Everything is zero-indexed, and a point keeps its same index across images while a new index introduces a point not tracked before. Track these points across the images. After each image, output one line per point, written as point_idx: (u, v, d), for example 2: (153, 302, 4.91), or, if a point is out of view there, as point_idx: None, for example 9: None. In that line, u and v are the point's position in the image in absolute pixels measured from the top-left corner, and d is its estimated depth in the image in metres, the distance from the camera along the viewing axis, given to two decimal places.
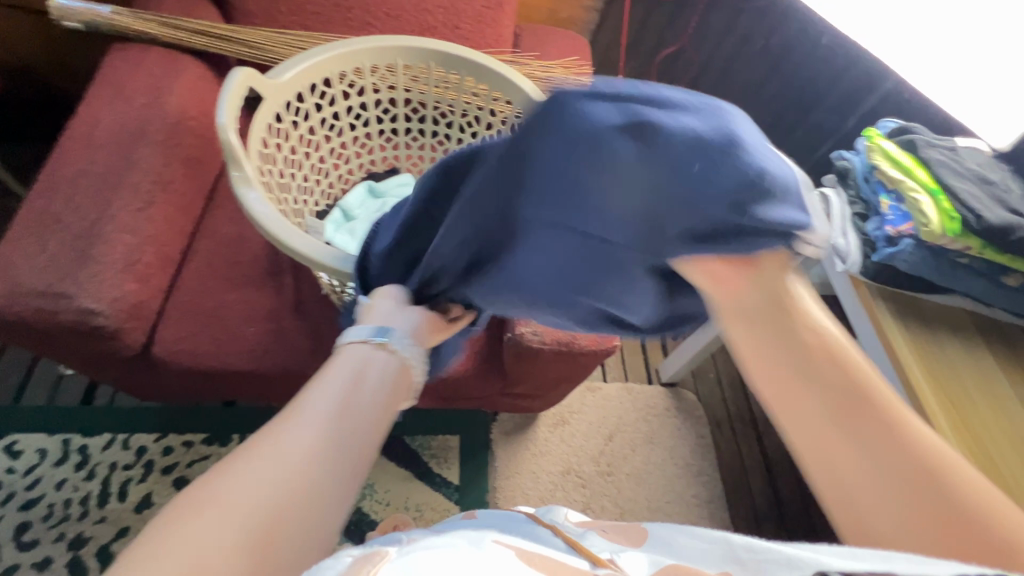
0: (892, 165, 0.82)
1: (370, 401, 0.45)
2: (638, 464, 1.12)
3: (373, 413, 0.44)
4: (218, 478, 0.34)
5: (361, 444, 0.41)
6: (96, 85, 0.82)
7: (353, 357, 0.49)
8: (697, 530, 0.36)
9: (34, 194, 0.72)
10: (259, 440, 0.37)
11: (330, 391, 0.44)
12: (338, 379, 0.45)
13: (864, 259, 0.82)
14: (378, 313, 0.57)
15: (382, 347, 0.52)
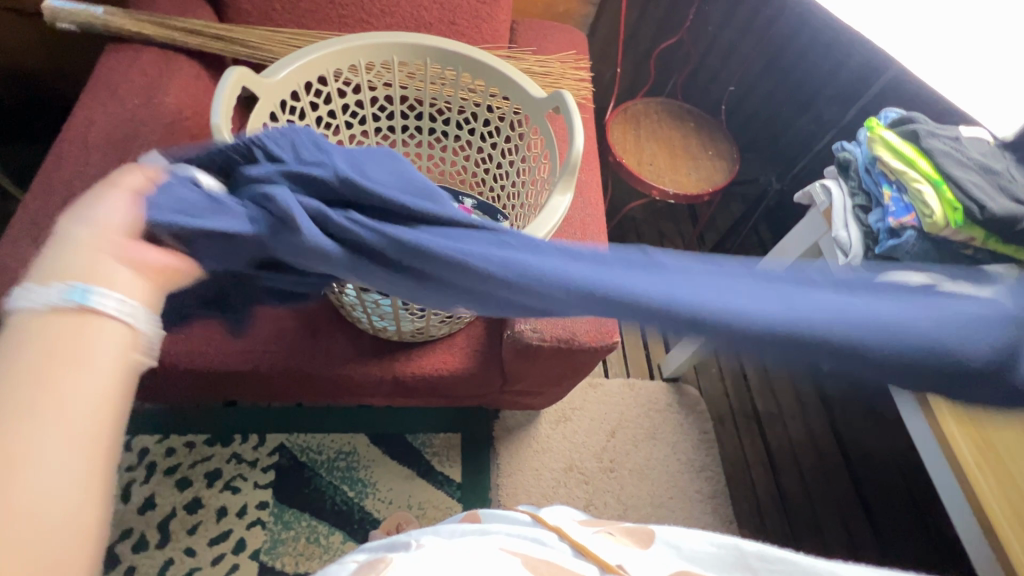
0: (894, 156, 0.81)
1: (87, 386, 0.33)
2: (641, 460, 1.12)
3: (92, 392, 0.33)
4: None
5: (93, 436, 0.32)
6: (90, 86, 0.81)
7: (33, 336, 0.34)
8: (710, 537, 0.44)
9: (30, 197, 0.72)
10: None
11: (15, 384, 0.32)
12: (26, 352, 0.33)
13: (866, 251, 0.81)
14: (67, 253, 0.37)
15: (79, 314, 0.35)
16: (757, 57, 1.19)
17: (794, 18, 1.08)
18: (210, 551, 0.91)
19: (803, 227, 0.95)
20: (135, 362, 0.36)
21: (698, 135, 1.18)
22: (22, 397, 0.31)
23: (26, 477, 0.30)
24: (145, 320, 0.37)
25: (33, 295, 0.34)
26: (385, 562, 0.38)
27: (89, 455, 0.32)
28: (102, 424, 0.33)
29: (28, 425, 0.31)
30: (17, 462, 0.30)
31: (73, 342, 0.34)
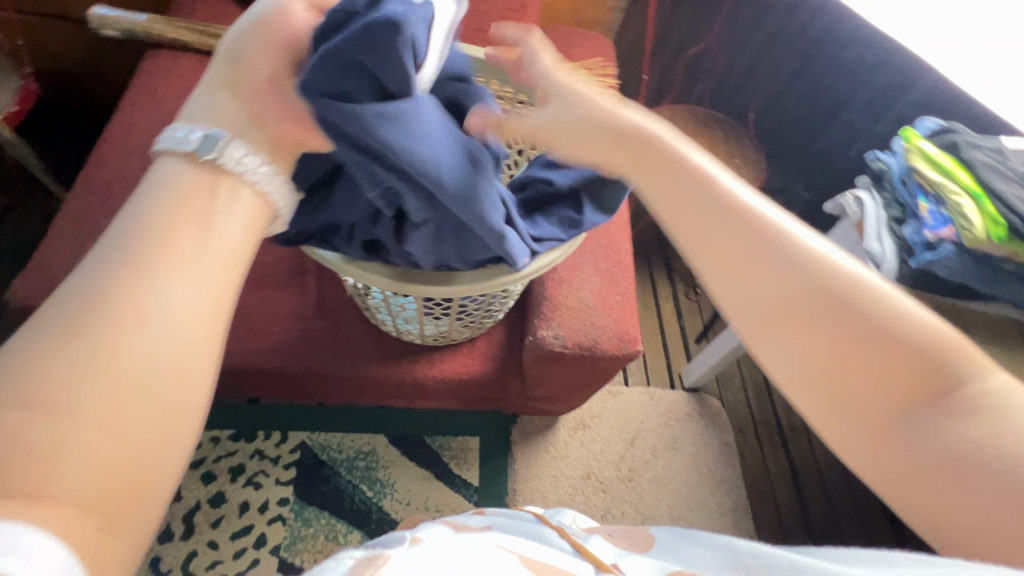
0: (932, 167, 0.79)
1: (204, 263, 0.33)
2: (661, 470, 1.10)
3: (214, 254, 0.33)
4: (80, 372, 0.28)
5: (218, 303, 0.33)
6: (131, 90, 0.84)
7: (168, 188, 0.34)
8: (709, 540, 0.40)
9: (73, 196, 0.75)
10: (105, 340, 0.29)
11: (147, 240, 0.32)
12: (157, 207, 0.33)
13: (900, 264, 0.78)
14: (213, 95, 0.39)
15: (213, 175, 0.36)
16: (787, 63, 1.17)
17: (827, 24, 1.06)
18: (232, 545, 0.93)
19: (832, 238, 0.92)
20: (257, 234, 0.38)
21: (726, 142, 1.17)
22: (157, 247, 0.32)
23: (162, 334, 0.30)
24: (264, 184, 0.38)
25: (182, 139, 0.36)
26: (385, 559, 0.36)
27: (213, 324, 0.33)
28: (220, 303, 0.34)
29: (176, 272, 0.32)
30: (146, 297, 0.30)
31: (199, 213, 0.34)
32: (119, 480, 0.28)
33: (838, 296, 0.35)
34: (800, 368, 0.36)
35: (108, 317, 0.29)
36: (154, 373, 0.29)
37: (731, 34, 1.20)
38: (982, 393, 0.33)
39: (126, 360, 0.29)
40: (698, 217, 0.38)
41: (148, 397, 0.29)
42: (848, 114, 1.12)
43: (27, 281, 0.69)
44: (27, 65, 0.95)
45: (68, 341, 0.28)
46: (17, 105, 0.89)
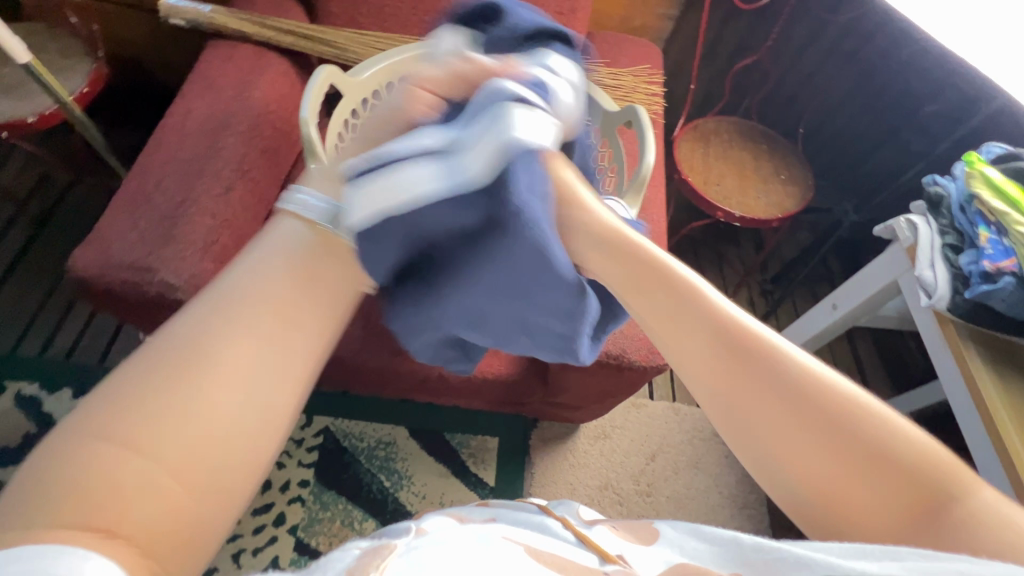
0: (997, 196, 0.74)
1: (277, 321, 0.34)
2: (680, 488, 1.07)
3: (273, 285, 0.35)
4: (155, 401, 0.29)
5: (290, 366, 0.34)
6: (192, 76, 0.88)
7: (282, 256, 0.37)
8: (703, 527, 0.38)
9: (132, 175, 0.79)
10: (186, 371, 0.30)
11: (244, 295, 0.34)
12: (261, 266, 0.37)
13: (953, 294, 0.74)
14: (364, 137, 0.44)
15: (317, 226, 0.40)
16: (843, 78, 1.13)
17: (888, 40, 1.02)
18: (253, 520, 0.95)
19: (880, 264, 0.88)
20: (284, 306, 0.35)
21: (772, 159, 1.13)
22: (253, 291, 0.35)
23: (242, 372, 0.32)
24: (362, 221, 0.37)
25: (310, 205, 0.41)
26: (393, 548, 0.34)
27: (296, 335, 0.35)
28: (287, 370, 0.34)
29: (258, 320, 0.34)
30: (239, 342, 0.32)
31: (318, 256, 0.39)
32: (190, 474, 0.29)
33: (838, 434, 0.32)
34: (777, 456, 0.34)
35: (190, 348, 0.31)
36: (223, 402, 0.30)
37: (786, 46, 1.16)
38: (996, 522, 0.29)
39: (213, 403, 0.30)
40: (678, 317, 0.38)
41: (241, 424, 0.31)
42: (907, 135, 1.07)
43: (85, 253, 0.73)
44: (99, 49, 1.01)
45: (160, 363, 0.30)
46: (89, 86, 0.95)
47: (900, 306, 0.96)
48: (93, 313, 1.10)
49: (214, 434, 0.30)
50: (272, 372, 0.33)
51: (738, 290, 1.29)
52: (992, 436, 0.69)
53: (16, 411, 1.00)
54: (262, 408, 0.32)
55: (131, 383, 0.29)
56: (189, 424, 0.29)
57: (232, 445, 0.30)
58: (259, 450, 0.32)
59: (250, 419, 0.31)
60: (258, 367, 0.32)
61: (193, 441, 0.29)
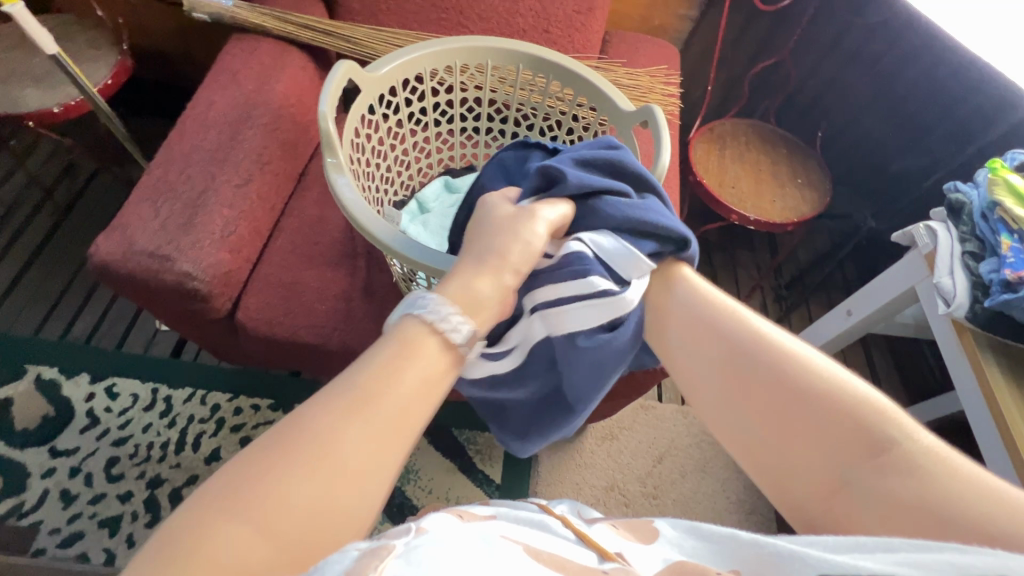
0: (1019, 203, 0.73)
1: (373, 424, 0.35)
2: (687, 491, 1.07)
3: (379, 407, 0.36)
4: (247, 494, 0.32)
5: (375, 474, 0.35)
6: (214, 69, 0.90)
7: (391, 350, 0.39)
8: (704, 526, 0.40)
9: (154, 164, 0.80)
10: (283, 474, 0.33)
11: (352, 396, 0.36)
12: (367, 368, 0.37)
13: (973, 302, 0.73)
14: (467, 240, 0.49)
15: (428, 330, 0.40)
16: (865, 82, 1.11)
17: (912, 44, 1.00)
18: None
19: (897, 270, 0.86)
20: (378, 420, 0.36)
21: (789, 163, 1.12)
22: (371, 399, 0.36)
23: (326, 479, 0.33)
24: (465, 336, 0.40)
25: (418, 306, 0.40)
26: (392, 550, 0.32)
27: (386, 469, 0.36)
28: (374, 478, 0.35)
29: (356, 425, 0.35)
30: (331, 447, 0.34)
31: (423, 353, 0.39)
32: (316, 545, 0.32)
33: (794, 386, 0.43)
34: (780, 455, 0.43)
35: (293, 447, 0.33)
36: (308, 506, 0.32)
37: (806, 49, 1.15)
38: (920, 452, 0.38)
39: (297, 502, 0.32)
40: (707, 344, 0.49)
41: (324, 526, 0.33)
42: (930, 141, 1.05)
43: (107, 241, 0.74)
44: (124, 41, 1.03)
45: (265, 456, 0.33)
46: (113, 77, 0.97)
47: (917, 313, 0.94)
48: (112, 299, 1.13)
49: (301, 531, 0.32)
50: (353, 480, 0.34)
51: (751, 294, 1.28)
52: (1009, 447, 0.67)
53: (37, 394, 1.02)
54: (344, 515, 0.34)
55: (258, 475, 0.32)
56: (311, 512, 0.32)
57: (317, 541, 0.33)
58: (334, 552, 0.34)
59: (333, 521, 0.33)
60: (344, 471, 0.34)
61: (277, 540, 0.31)
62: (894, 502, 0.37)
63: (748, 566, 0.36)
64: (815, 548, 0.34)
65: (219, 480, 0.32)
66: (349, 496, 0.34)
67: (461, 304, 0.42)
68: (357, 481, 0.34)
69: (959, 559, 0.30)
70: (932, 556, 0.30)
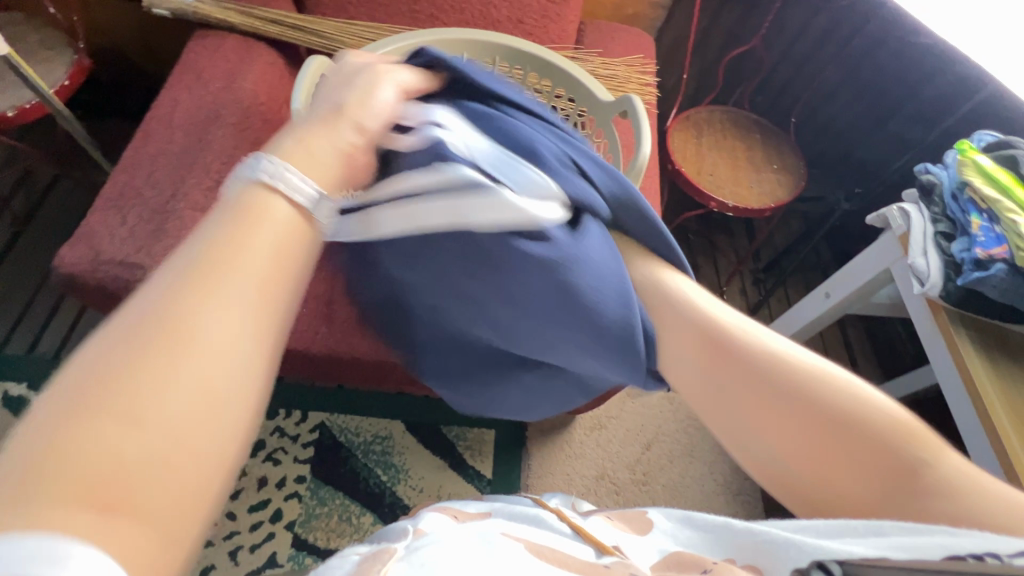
0: (989, 183, 0.75)
1: (234, 304, 0.28)
2: (676, 476, 1.08)
3: (252, 279, 0.29)
4: (71, 422, 0.23)
5: (254, 360, 0.28)
6: (177, 68, 0.86)
7: (230, 225, 0.30)
8: (699, 517, 0.41)
9: (119, 169, 0.77)
10: (115, 378, 0.24)
11: (199, 272, 0.28)
12: (217, 240, 0.29)
13: (947, 281, 0.75)
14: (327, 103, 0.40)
15: (266, 194, 0.32)
16: (835, 66, 1.13)
17: (883, 27, 1.01)
18: (248, 517, 0.95)
19: (872, 252, 0.88)
20: (250, 294, 0.29)
21: (765, 148, 1.14)
22: (213, 272, 0.28)
23: (187, 377, 0.25)
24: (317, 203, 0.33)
25: (256, 166, 0.33)
26: (394, 552, 0.34)
27: (262, 356, 0.29)
28: (253, 373, 0.28)
29: (219, 303, 0.27)
30: (187, 333, 0.26)
31: (269, 229, 0.31)
32: (199, 456, 0.25)
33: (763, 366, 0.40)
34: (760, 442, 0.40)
35: (131, 342, 0.25)
36: (165, 418, 0.24)
37: (778, 34, 1.16)
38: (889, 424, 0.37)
39: (150, 421, 0.24)
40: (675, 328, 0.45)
41: (204, 442, 0.25)
42: (899, 123, 1.07)
43: (74, 250, 0.71)
44: (79, 40, 0.98)
45: (78, 367, 0.25)
46: (70, 78, 0.92)
47: (892, 293, 0.97)
48: (81, 310, 1.09)
49: (161, 453, 0.24)
50: (221, 365, 0.26)
51: (731, 279, 1.30)
52: (983, 420, 0.70)
53: (5, 412, 0.98)
54: (220, 430, 0.26)
55: (76, 409, 0.23)
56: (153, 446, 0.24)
57: (191, 469, 0.25)
58: (216, 484, 0.26)
59: (207, 442, 0.25)
60: (209, 364, 0.26)
61: (122, 481, 0.23)
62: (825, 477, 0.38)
63: (743, 554, 0.37)
64: (806, 533, 0.35)
65: (33, 423, 0.23)
66: (225, 389, 0.26)
67: (299, 166, 0.34)
68: (225, 375, 0.26)
69: (948, 540, 0.30)
70: (921, 537, 0.31)
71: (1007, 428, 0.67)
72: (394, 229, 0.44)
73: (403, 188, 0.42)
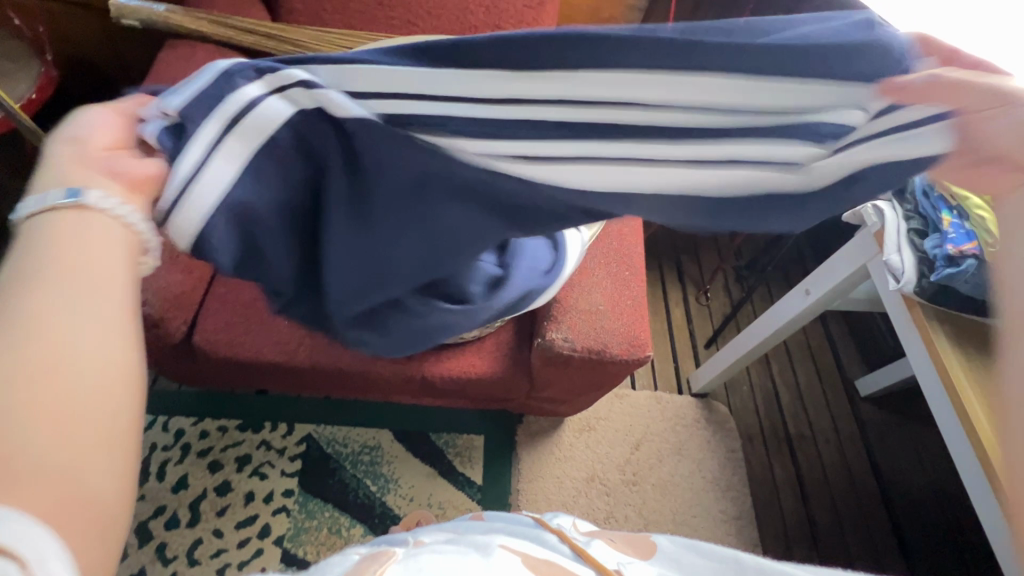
0: (954, 180, 0.78)
1: (80, 293, 0.30)
2: (665, 475, 1.09)
3: (88, 271, 0.31)
4: None
5: (117, 338, 0.31)
6: (148, 79, 0.85)
7: (54, 236, 0.32)
8: (709, 551, 0.42)
9: None
10: None
11: (29, 276, 0.30)
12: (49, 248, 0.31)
13: (920, 277, 0.77)
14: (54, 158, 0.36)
15: (77, 212, 0.33)
16: None
17: None
18: (235, 534, 0.93)
19: (848, 249, 0.90)
20: (97, 276, 0.32)
21: None
22: (47, 274, 0.30)
23: (51, 358, 0.28)
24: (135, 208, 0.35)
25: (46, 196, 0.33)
26: (392, 555, 0.35)
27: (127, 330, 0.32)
28: (118, 346, 0.31)
29: (64, 298, 0.30)
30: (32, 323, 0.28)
31: (95, 230, 0.33)
32: (85, 425, 0.28)
33: None
34: None
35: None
36: (46, 394, 0.27)
37: None
38: None
39: (31, 397, 0.27)
40: None
41: (96, 409, 0.28)
42: None
43: None
44: (46, 51, 0.96)
45: None
46: (37, 91, 0.90)
47: (869, 288, 0.99)
48: None
49: (57, 423, 0.27)
50: (87, 336, 0.30)
51: (714, 277, 1.32)
52: (959, 412, 0.72)
53: None
54: (108, 392, 0.29)
55: None
56: (45, 419, 0.26)
57: (96, 431, 0.28)
58: (124, 442, 0.30)
59: (101, 406, 0.29)
60: (74, 338, 0.29)
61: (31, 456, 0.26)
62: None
63: None
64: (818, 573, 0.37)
65: None
66: (97, 356, 0.29)
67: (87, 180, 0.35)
68: (97, 346, 0.30)
69: None
70: None
71: (982, 420, 0.69)
72: (216, 199, 0.39)
73: (185, 173, 0.38)
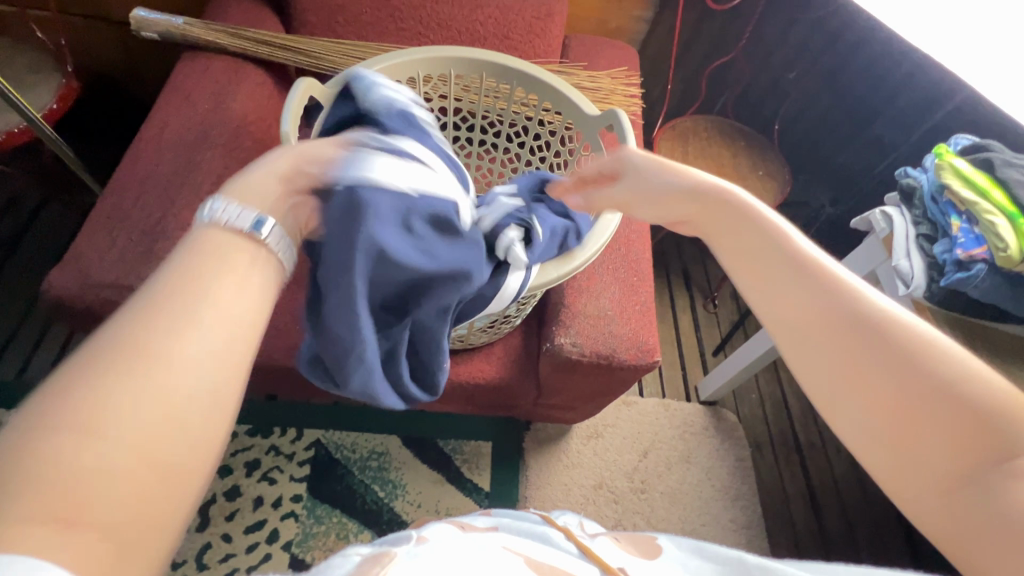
0: (966, 186, 0.76)
1: (213, 328, 0.26)
2: (674, 483, 1.09)
3: (235, 308, 0.27)
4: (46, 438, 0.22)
5: (231, 387, 0.26)
6: (166, 90, 0.87)
7: (200, 255, 0.28)
8: (715, 552, 0.41)
9: (109, 192, 0.77)
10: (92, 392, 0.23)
11: (175, 292, 0.26)
12: (190, 269, 0.27)
13: (930, 283, 0.77)
14: None
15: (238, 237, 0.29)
16: (813, 76, 1.16)
17: (858, 36, 1.04)
18: (244, 539, 0.94)
19: (858, 255, 0.90)
20: (225, 308, 0.27)
21: (750, 155, 1.16)
22: (190, 297, 0.26)
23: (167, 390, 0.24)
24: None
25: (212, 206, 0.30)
26: (393, 557, 0.33)
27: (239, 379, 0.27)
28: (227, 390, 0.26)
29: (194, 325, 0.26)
30: (161, 353, 0.25)
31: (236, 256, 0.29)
32: (153, 498, 0.23)
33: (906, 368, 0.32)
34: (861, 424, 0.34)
35: (106, 359, 0.24)
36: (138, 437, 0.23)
37: (758, 46, 1.19)
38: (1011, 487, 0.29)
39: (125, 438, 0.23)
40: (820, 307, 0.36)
41: (184, 462, 0.24)
42: (875, 130, 1.11)
43: (64, 274, 0.71)
44: (66, 63, 0.98)
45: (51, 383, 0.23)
46: (58, 102, 0.92)
47: None
48: (70, 335, 1.07)
49: (139, 469, 0.23)
50: (194, 370, 0.25)
51: (721, 285, 1.32)
52: None
53: None
54: (197, 445, 0.25)
55: (57, 427, 0.22)
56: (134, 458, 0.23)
57: (175, 485, 0.24)
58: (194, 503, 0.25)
59: (186, 457, 0.24)
60: (185, 374, 0.25)
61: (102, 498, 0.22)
62: (972, 379, 0.31)
63: None
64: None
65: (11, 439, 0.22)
66: (202, 400, 0.25)
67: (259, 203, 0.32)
68: (206, 386, 0.25)
69: None
70: None
71: None
72: None
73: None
